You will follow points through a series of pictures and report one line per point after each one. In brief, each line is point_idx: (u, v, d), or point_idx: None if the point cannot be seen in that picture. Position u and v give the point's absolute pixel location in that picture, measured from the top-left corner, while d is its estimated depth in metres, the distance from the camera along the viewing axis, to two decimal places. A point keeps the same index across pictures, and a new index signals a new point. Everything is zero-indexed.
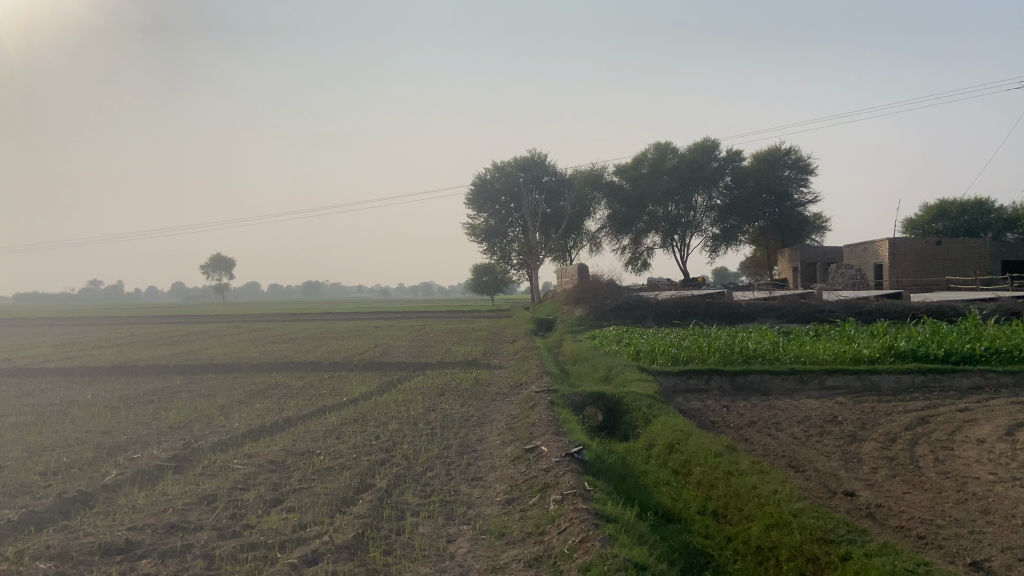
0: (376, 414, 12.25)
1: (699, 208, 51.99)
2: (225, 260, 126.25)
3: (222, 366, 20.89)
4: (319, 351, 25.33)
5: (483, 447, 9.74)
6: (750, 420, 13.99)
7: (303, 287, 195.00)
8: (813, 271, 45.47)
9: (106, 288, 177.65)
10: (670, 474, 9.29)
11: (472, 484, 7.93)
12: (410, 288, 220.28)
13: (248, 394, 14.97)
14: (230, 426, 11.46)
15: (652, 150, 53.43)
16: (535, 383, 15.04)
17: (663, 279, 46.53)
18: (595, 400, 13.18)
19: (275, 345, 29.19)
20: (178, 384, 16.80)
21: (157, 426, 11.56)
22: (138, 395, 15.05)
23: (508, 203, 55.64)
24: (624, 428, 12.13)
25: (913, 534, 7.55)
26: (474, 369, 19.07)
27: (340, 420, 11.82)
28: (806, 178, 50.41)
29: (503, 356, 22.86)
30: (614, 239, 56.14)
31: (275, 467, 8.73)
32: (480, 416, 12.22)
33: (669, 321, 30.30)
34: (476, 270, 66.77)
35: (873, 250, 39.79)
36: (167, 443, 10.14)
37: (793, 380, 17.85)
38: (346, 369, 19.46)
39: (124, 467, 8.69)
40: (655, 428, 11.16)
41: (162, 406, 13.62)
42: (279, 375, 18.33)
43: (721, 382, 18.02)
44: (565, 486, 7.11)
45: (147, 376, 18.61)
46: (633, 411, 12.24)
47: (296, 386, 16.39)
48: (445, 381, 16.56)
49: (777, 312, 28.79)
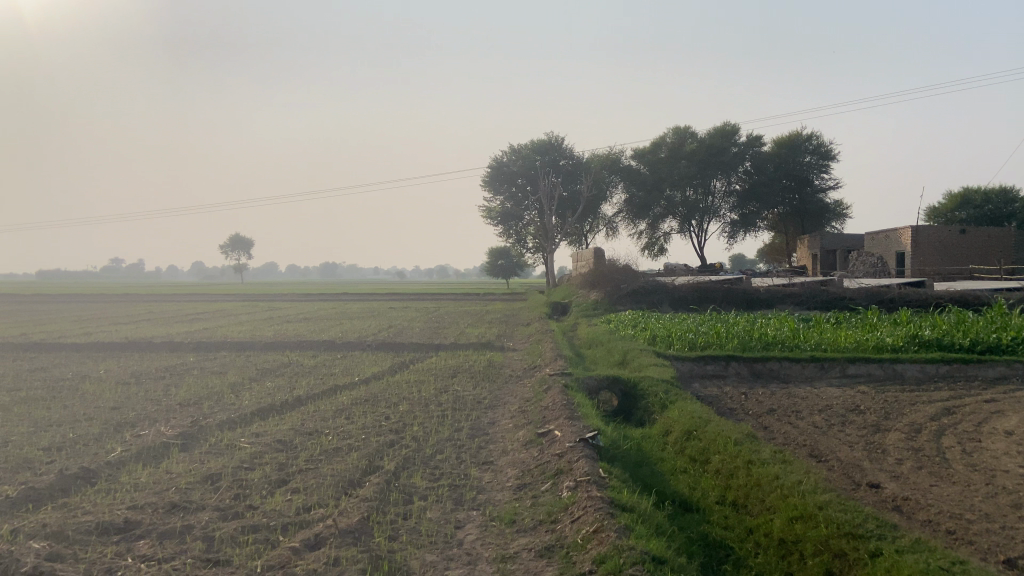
0: (387, 395, 12.05)
1: (718, 193, 51.23)
2: (243, 240, 126.80)
3: (235, 343, 20.80)
4: (332, 331, 25.23)
5: (494, 431, 9.52)
6: (769, 409, 13.67)
7: (320, 268, 195.64)
8: (833, 258, 44.79)
9: (126, 266, 179.28)
10: (688, 462, 9.03)
11: (483, 469, 7.69)
12: (427, 270, 220.36)
13: (259, 373, 14.81)
14: (239, 404, 11.30)
15: (671, 134, 52.73)
16: (549, 366, 14.81)
17: (680, 265, 46.04)
18: (610, 384, 12.91)
19: (289, 324, 29.13)
20: (191, 361, 16.70)
21: (166, 402, 11.43)
22: (150, 371, 14.98)
23: (525, 185, 55.25)
24: (640, 414, 11.85)
25: (942, 529, 7.24)
26: (488, 351, 18.85)
27: (351, 399, 11.63)
28: (828, 164, 49.58)
29: (517, 338, 22.63)
30: (631, 223, 55.63)
31: (283, 446, 8.54)
32: (493, 398, 11.99)
33: (686, 306, 29.92)
34: (492, 254, 66.49)
35: (895, 238, 39.08)
36: (174, 420, 9.99)
37: (813, 368, 17.49)
38: (359, 349, 19.31)
39: (129, 443, 8.53)
40: (672, 414, 10.87)
41: (173, 382, 13.54)
42: (291, 354, 18.21)
43: (739, 369, 17.69)
44: (579, 472, 6.84)
45: (160, 353, 18.57)
46: (649, 397, 11.97)
47: (308, 365, 16.24)
48: (458, 362, 16.35)
49: (797, 300, 28.33)
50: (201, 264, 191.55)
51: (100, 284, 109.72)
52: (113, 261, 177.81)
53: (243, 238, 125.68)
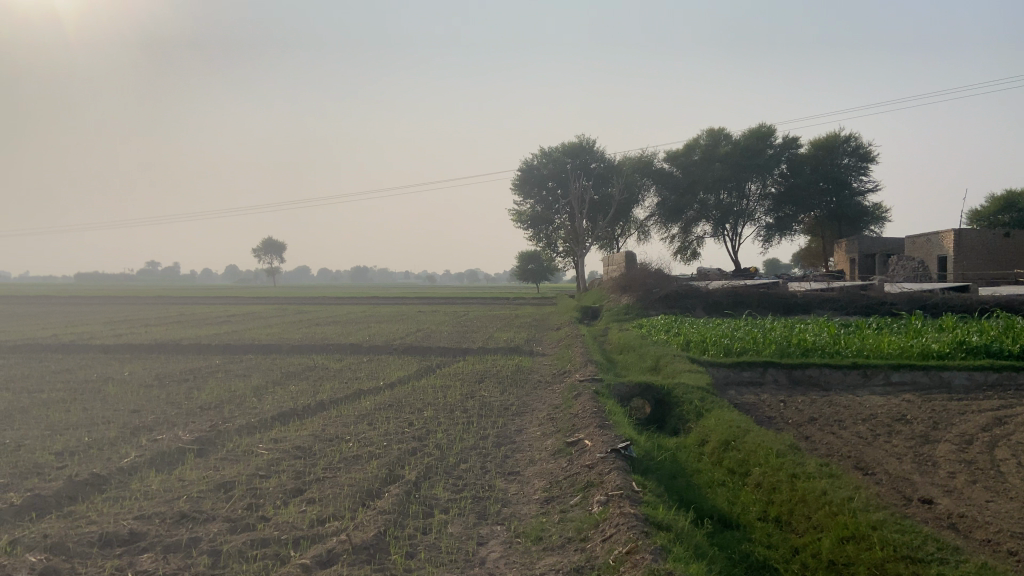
0: (411, 400, 11.72)
1: (752, 196, 50.35)
2: (277, 244, 128.11)
3: (262, 346, 20.66)
4: (361, 334, 25.04)
5: (521, 439, 9.11)
6: (810, 418, 13.07)
7: (352, 272, 197.08)
8: (871, 262, 43.66)
9: (163, 270, 182.29)
10: (727, 475, 8.54)
11: (509, 479, 7.29)
12: (458, 274, 220.90)
13: (284, 376, 14.59)
14: (260, 408, 11.04)
15: (704, 136, 51.94)
16: (579, 372, 14.35)
17: (714, 270, 45.25)
18: (643, 391, 12.43)
19: (318, 326, 29.05)
20: (216, 364, 16.53)
21: (187, 405, 11.22)
22: (175, 373, 14.86)
23: (555, 188, 54.86)
24: (673, 422, 11.37)
25: (1004, 550, 6.67)
26: (516, 355, 18.45)
27: (374, 404, 11.31)
28: (866, 166, 48.35)
29: (546, 343, 22.20)
30: (663, 227, 54.87)
31: (301, 452, 8.22)
32: (521, 404, 11.58)
33: (719, 311, 29.25)
34: (521, 258, 66.12)
35: (937, 241, 37.96)
36: (193, 424, 9.75)
37: (855, 375, 16.80)
38: (386, 353, 19.04)
39: (145, 449, 8.30)
40: (708, 423, 10.38)
41: (196, 385, 13.35)
42: (317, 357, 17.99)
43: (777, 375, 17.07)
44: (611, 485, 6.40)
45: (187, 355, 18.50)
46: (684, 405, 11.48)
47: (333, 368, 16.00)
48: (485, 367, 16.00)
49: (835, 305, 27.52)
50: (236, 268, 194.00)
51: (136, 288, 111.47)
52: (151, 264, 180.84)
53: (276, 242, 127.04)
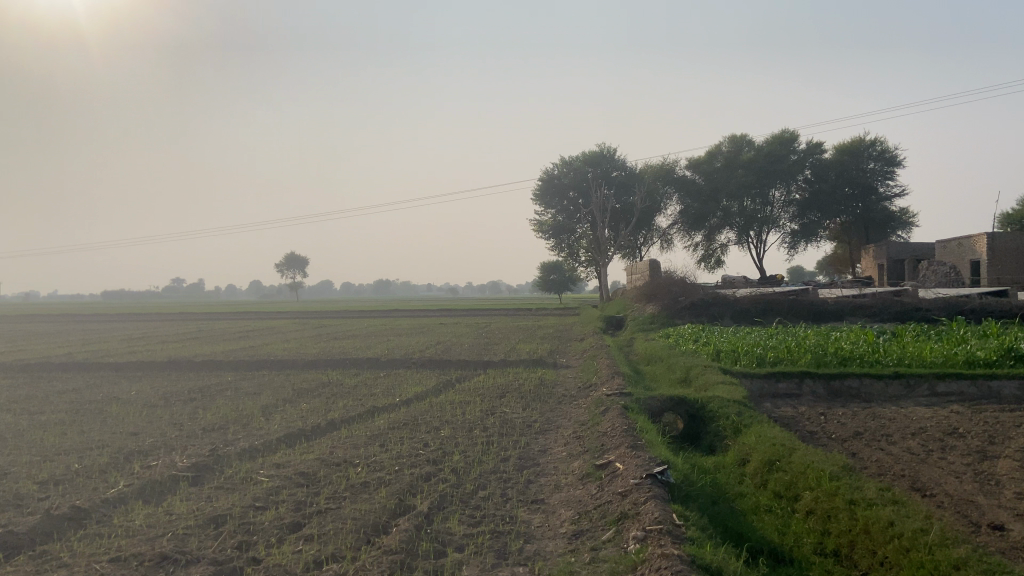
0: (427, 418, 11.00)
1: (777, 202, 49.28)
2: (299, 259, 128.57)
3: (277, 362, 20.06)
4: (379, 348, 24.42)
5: (544, 461, 8.35)
6: (855, 432, 12.15)
7: (374, 285, 197.60)
8: (901, 267, 42.32)
9: (188, 286, 184.01)
10: (773, 499, 7.71)
11: (532, 510, 6.53)
12: (480, 286, 220.57)
13: (296, 393, 13.93)
14: (267, 429, 10.36)
15: (726, 142, 51.05)
16: (605, 385, 13.54)
17: (739, 278, 44.27)
18: (674, 405, 11.60)
19: (337, 341, 28.53)
20: (228, 381, 15.93)
21: (191, 427, 10.60)
22: (185, 392, 14.28)
23: (576, 198, 54.20)
24: (708, 440, 10.55)
25: None
26: (539, 368, 17.68)
27: (387, 424, 10.59)
28: (893, 170, 46.92)
29: (570, 355, 21.41)
30: (686, 235, 53.89)
31: (305, 480, 7.52)
32: (544, 421, 10.82)
33: (748, 320, 28.28)
34: (543, 268, 65.34)
35: (969, 245, 36.64)
36: (193, 449, 9.10)
37: (898, 386, 15.82)
38: (403, 367, 18.36)
39: (137, 477, 7.67)
40: (748, 440, 9.55)
41: (204, 404, 12.74)
42: (333, 373, 17.35)
43: (815, 387, 16.14)
44: (648, 519, 5.61)
45: (201, 372, 17.98)
46: (720, 420, 10.66)
47: (349, 384, 15.34)
48: (506, 380, 15.26)
49: (870, 312, 26.43)
50: (259, 283, 195.23)
51: (161, 305, 112.37)
52: (176, 280, 182.31)
53: (298, 257, 127.60)
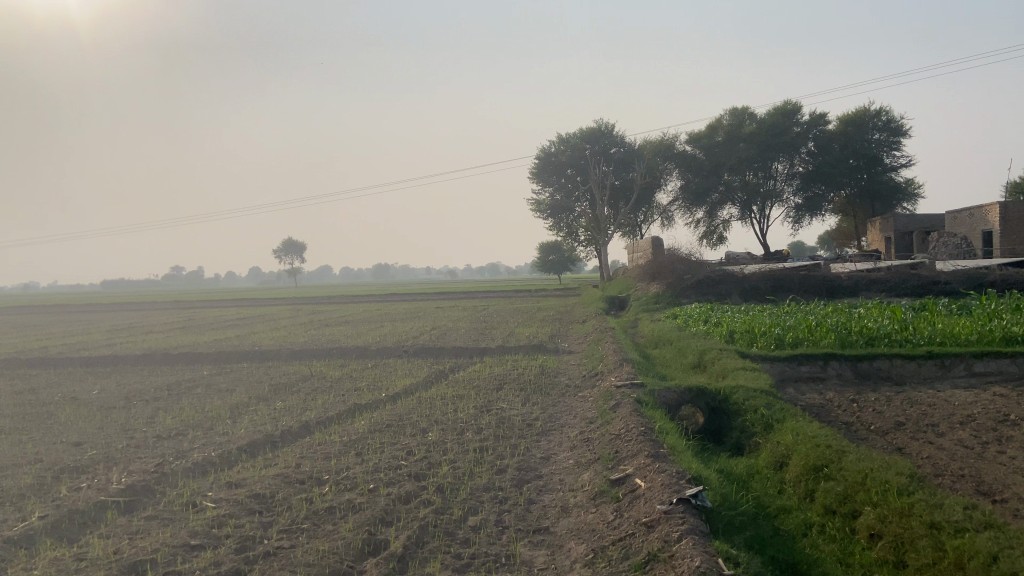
0: (413, 418, 9.68)
1: (780, 175, 47.79)
2: (298, 244, 126.92)
3: (259, 353, 18.68)
4: (371, 335, 23.11)
5: (549, 472, 7.01)
6: (896, 423, 10.81)
7: (374, 269, 196.20)
8: (909, 240, 40.91)
9: (187, 274, 182.58)
10: (826, 516, 6.48)
11: (535, 545, 5.22)
12: (479, 268, 218.54)
13: (273, 389, 12.60)
14: (230, 435, 9.06)
15: (727, 115, 49.46)
16: (614, 374, 12.22)
17: (744, 255, 42.93)
18: (692, 398, 10.25)
19: (328, 328, 27.23)
20: (201, 376, 14.59)
21: (145, 434, 9.31)
22: (150, 389, 12.97)
23: (574, 175, 52.69)
24: (734, 437, 9.25)
25: None
26: (541, 355, 16.35)
27: (368, 426, 9.28)
28: (899, 140, 45.26)
29: (572, 339, 20.09)
30: (688, 212, 52.37)
31: (259, 505, 6.21)
32: (547, 420, 9.49)
33: (757, 297, 26.93)
34: (542, 248, 63.81)
35: (981, 215, 35.32)
36: (135, 464, 7.77)
37: (932, 367, 14.50)
38: (393, 357, 17.01)
39: (59, 505, 6.39)
40: (784, 438, 8.28)
41: (168, 404, 11.44)
42: (317, 364, 16.05)
43: (840, 369, 14.81)
44: (689, 567, 4.31)
45: (175, 366, 16.67)
46: (746, 414, 9.37)
47: (332, 377, 14.03)
48: (504, 370, 13.95)
49: (885, 286, 25.13)
50: (258, 270, 193.73)
51: (158, 293, 110.89)
52: (174, 268, 180.55)
53: (297, 242, 126.05)
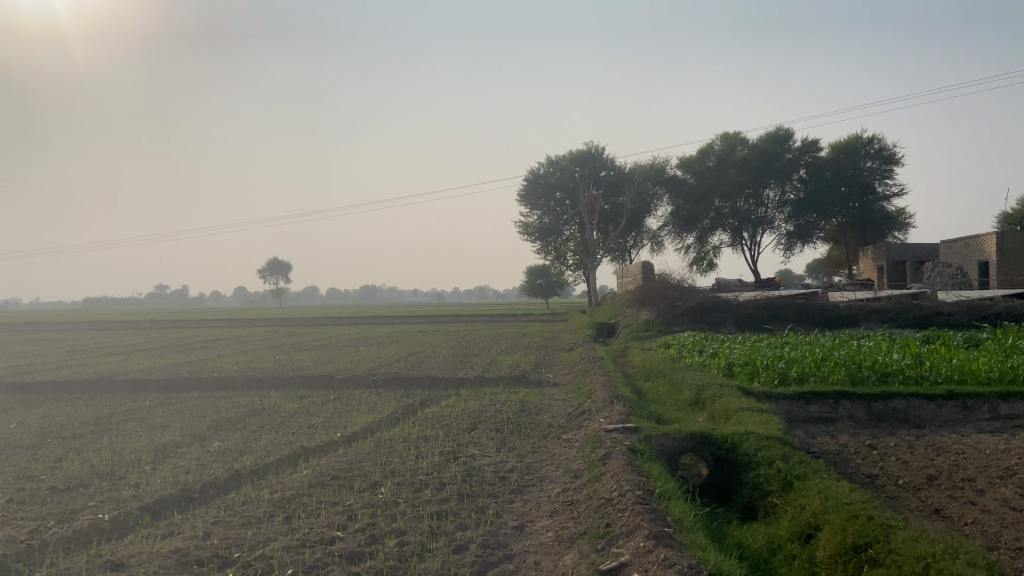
0: (364, 469, 8.14)
1: (771, 203, 46.67)
2: (284, 264, 124.94)
3: (214, 380, 17.01)
4: (343, 362, 21.51)
5: (521, 551, 5.51)
6: (928, 476, 9.38)
7: (361, 290, 194.27)
8: (902, 270, 39.76)
9: (171, 293, 180.06)
10: None
11: None
12: (467, 291, 216.79)
13: (214, 426, 11.02)
14: (140, 489, 7.48)
15: (718, 140, 48.46)
16: (603, 413, 10.74)
17: (734, 282, 41.79)
18: (695, 446, 8.76)
19: (299, 352, 25.59)
20: (139, 408, 12.96)
21: (42, 486, 7.73)
22: (75, 425, 11.37)
23: (563, 198, 51.49)
24: (746, 495, 7.79)
25: None
26: (521, 388, 14.84)
27: (310, 478, 7.75)
28: (891, 169, 44.35)
29: (558, 368, 18.61)
30: (678, 238, 51.14)
31: None
32: (526, 473, 7.99)
33: (752, 326, 25.61)
34: (530, 272, 62.44)
35: (976, 246, 34.23)
36: (5, 530, 6.22)
37: (953, 408, 13.09)
38: (360, 387, 15.45)
39: None
40: (810, 501, 6.84)
41: (85, 444, 9.84)
42: (274, 395, 14.47)
43: (852, 409, 13.39)
44: None
45: (117, 394, 15.04)
46: (760, 468, 7.92)
47: (286, 411, 12.48)
48: (480, 405, 12.47)
49: (886, 317, 23.86)
50: (244, 289, 191.33)
51: (141, 312, 108.63)
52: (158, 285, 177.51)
53: (283, 263, 124.23)
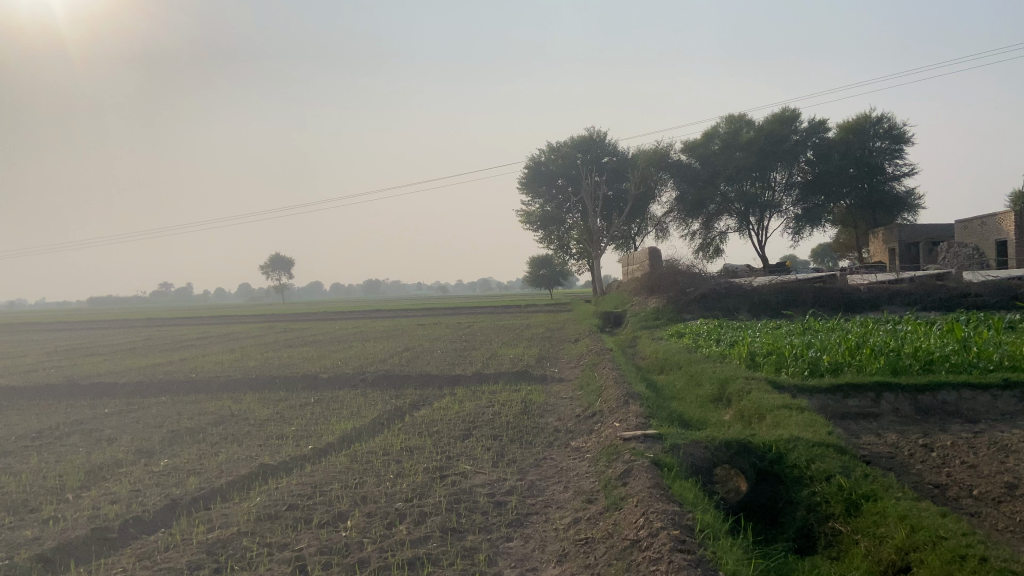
0: (329, 494, 6.64)
1: (778, 186, 45.02)
2: (285, 260, 123.36)
3: (186, 383, 15.47)
4: (333, 359, 20.00)
5: None
6: (1006, 484, 7.84)
7: (365, 286, 192.71)
8: (915, 251, 38.12)
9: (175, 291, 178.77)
10: None
11: None
12: (471, 285, 214.91)
13: (168, 440, 9.53)
14: (49, 527, 6.02)
15: (723, 123, 46.72)
16: (618, 416, 9.21)
17: (743, 268, 40.25)
18: (731, 457, 7.25)
19: (288, 349, 24.01)
20: (90, 418, 11.45)
21: None
22: (11, 440, 9.88)
23: (565, 186, 49.84)
24: (798, 519, 6.31)
25: None
26: (524, 385, 13.34)
27: (261, 508, 6.25)
28: (902, 148, 42.59)
29: (562, 362, 17.10)
30: (683, 224, 49.50)
31: None
32: (528, 496, 6.48)
33: (768, 312, 24.02)
34: (532, 263, 60.80)
35: (994, 224, 32.61)
36: None
37: (1010, 399, 11.55)
38: (344, 388, 13.94)
39: None
40: (890, 531, 5.35)
41: (10, 465, 8.35)
42: (249, 399, 12.97)
43: (896, 402, 11.88)
44: None
45: (75, 401, 13.51)
46: (818, 486, 6.41)
47: (256, 419, 10.99)
48: (475, 407, 10.96)
49: (911, 299, 22.26)
50: (247, 287, 189.84)
51: (142, 310, 107.12)
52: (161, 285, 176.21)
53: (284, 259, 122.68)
